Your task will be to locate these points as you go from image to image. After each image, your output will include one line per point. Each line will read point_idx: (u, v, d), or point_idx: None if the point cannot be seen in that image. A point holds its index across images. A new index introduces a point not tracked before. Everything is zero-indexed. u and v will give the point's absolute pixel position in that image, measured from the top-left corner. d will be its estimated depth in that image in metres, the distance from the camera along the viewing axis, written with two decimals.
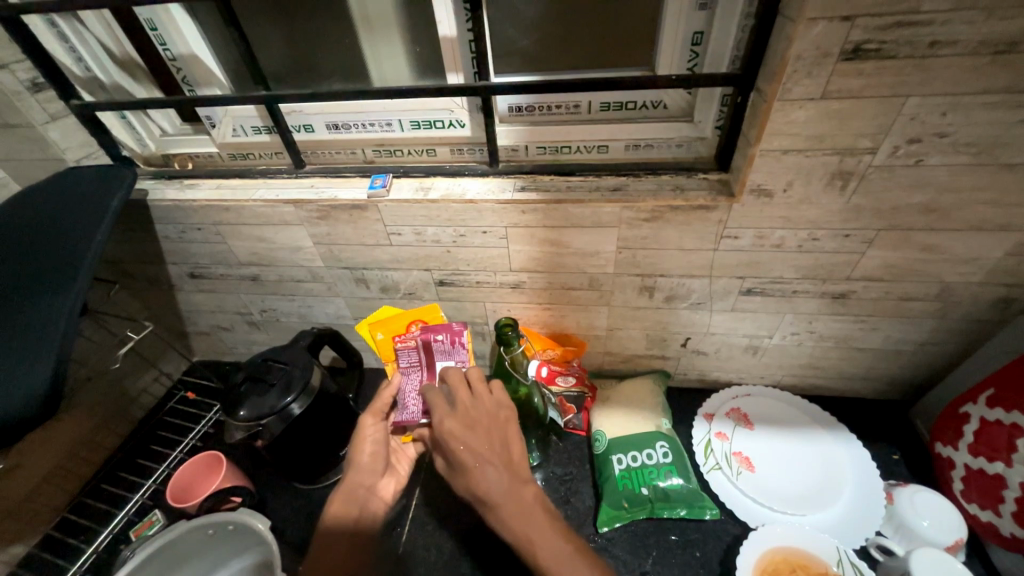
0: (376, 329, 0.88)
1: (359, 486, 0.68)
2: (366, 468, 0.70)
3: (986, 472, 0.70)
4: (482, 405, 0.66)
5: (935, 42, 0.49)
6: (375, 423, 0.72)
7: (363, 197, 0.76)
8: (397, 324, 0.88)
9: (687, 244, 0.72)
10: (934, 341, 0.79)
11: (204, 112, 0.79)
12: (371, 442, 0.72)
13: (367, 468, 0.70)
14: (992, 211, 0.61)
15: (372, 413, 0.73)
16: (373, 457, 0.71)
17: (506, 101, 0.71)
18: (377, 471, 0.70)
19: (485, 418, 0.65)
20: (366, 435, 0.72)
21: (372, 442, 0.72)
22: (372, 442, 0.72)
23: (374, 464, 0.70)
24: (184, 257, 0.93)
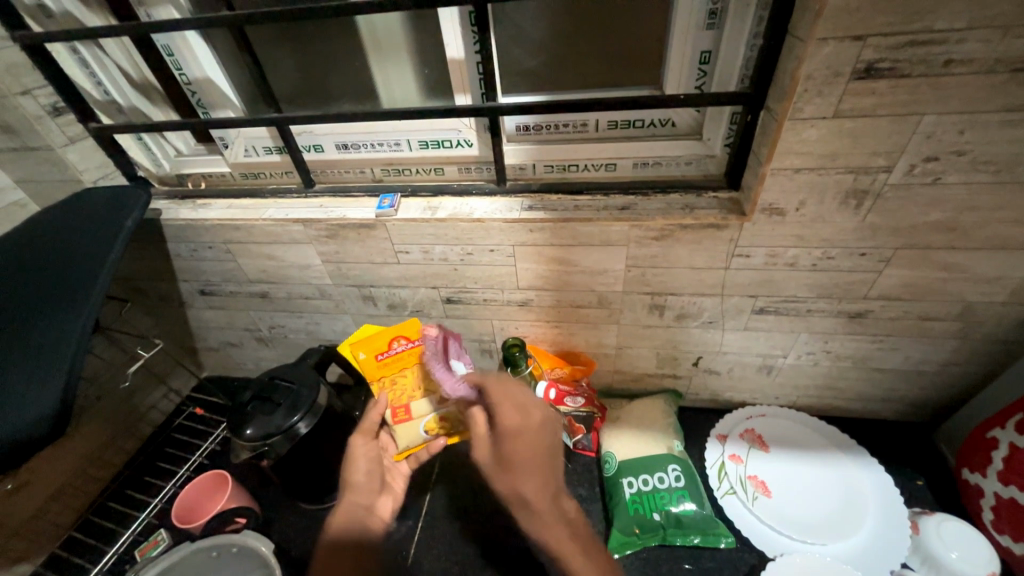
0: (355, 349, 0.82)
1: (359, 504, 0.69)
2: (363, 487, 0.71)
3: (1017, 502, 0.67)
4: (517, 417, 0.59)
5: (950, 61, 0.48)
6: (367, 441, 0.74)
7: (371, 217, 0.76)
8: (378, 342, 0.82)
9: (697, 263, 0.71)
10: (958, 361, 0.76)
11: (217, 134, 0.80)
12: (365, 460, 0.73)
13: (364, 487, 0.71)
14: (1016, 230, 0.59)
15: (362, 432, 0.74)
16: (368, 475, 0.72)
17: (513, 121, 0.72)
18: (375, 490, 0.71)
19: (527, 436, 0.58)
20: (359, 455, 0.73)
21: (365, 462, 0.72)
22: (365, 462, 0.72)
23: (371, 483, 0.71)
24: (195, 274, 0.94)
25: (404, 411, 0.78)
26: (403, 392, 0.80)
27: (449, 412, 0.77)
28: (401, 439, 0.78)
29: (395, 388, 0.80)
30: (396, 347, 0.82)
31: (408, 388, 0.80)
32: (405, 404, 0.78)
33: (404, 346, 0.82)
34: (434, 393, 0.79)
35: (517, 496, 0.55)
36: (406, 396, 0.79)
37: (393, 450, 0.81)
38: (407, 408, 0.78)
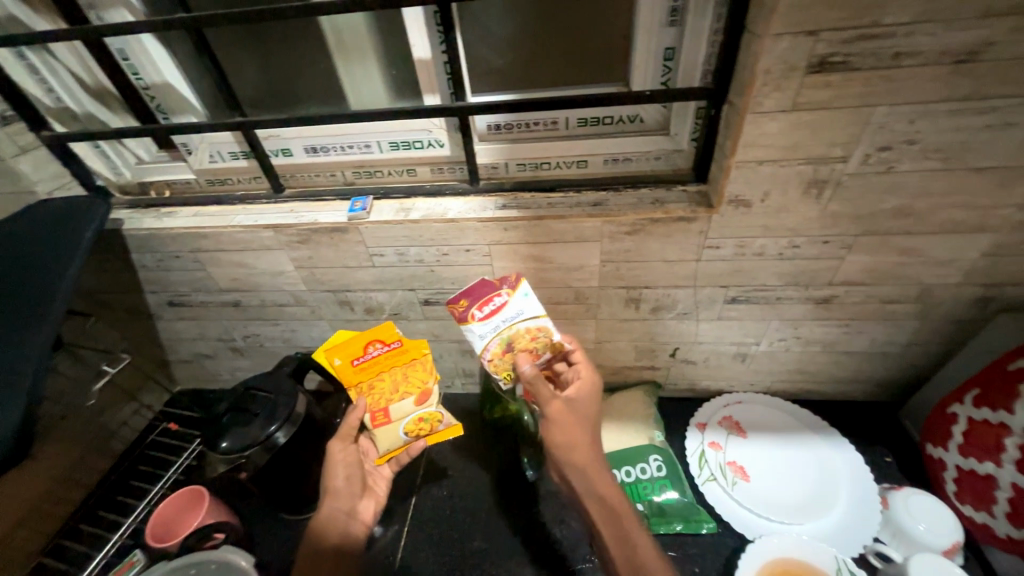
0: (330, 355, 0.80)
1: (338, 510, 0.72)
2: (342, 492, 0.73)
3: (977, 473, 0.70)
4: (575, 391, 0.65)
5: (898, 54, 0.50)
6: (345, 446, 0.74)
7: (343, 220, 0.75)
8: (354, 347, 0.81)
9: (669, 256, 0.72)
10: (919, 341, 0.80)
11: (180, 138, 0.79)
12: (343, 466, 0.73)
13: (343, 492, 0.73)
14: (965, 214, 0.62)
15: (340, 437, 0.74)
16: (347, 481, 0.73)
17: (484, 120, 0.72)
18: (355, 494, 0.74)
19: (587, 406, 0.65)
20: (337, 459, 0.73)
21: (344, 467, 0.73)
22: (344, 467, 0.74)
23: (350, 487, 0.73)
24: (163, 285, 0.91)
25: (384, 414, 0.76)
26: (381, 395, 0.78)
27: (429, 413, 0.77)
28: (380, 443, 0.76)
29: (373, 392, 0.78)
30: (372, 350, 0.80)
31: (386, 392, 0.78)
32: (384, 407, 0.77)
33: (380, 349, 0.81)
34: (414, 394, 0.78)
35: (574, 453, 0.62)
36: (384, 398, 0.77)
37: (374, 454, 0.80)
38: (386, 410, 0.76)
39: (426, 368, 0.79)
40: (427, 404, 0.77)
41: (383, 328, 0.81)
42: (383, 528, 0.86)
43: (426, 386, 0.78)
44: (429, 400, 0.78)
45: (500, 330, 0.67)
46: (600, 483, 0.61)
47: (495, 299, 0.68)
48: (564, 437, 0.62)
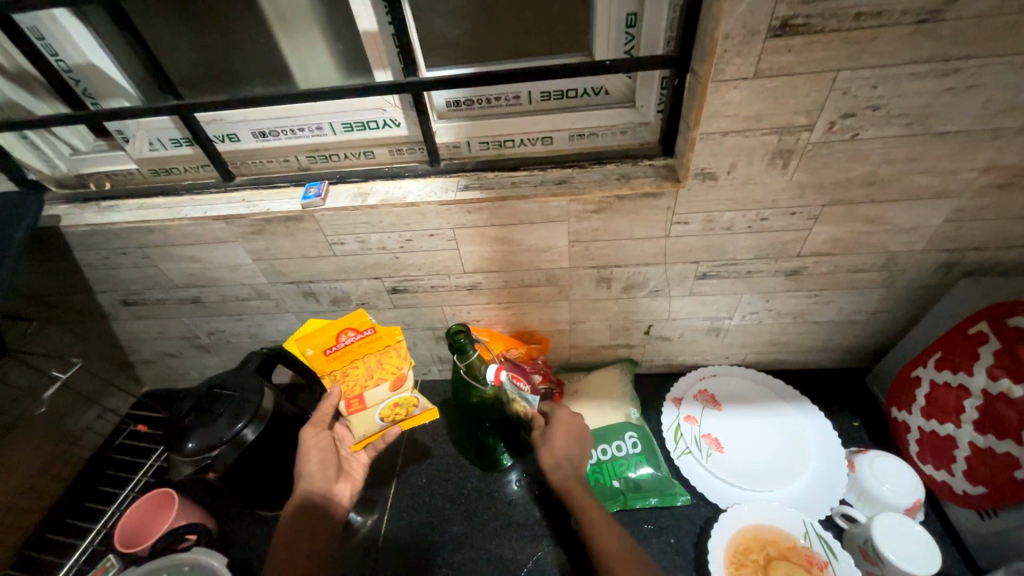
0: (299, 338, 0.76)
1: (314, 494, 0.70)
2: (316, 476, 0.71)
3: (939, 434, 0.72)
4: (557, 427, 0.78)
5: (860, 14, 0.48)
6: (317, 432, 0.74)
7: (297, 208, 0.71)
8: (325, 336, 0.77)
9: (639, 233, 0.71)
10: (885, 308, 0.81)
11: (113, 125, 0.73)
12: (317, 451, 0.73)
13: (317, 476, 0.71)
14: (928, 179, 0.62)
15: (313, 424, 0.74)
16: (322, 465, 0.72)
17: (441, 96, 0.68)
18: (326, 480, 0.72)
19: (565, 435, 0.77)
20: (310, 446, 0.73)
21: (316, 452, 0.73)
22: (316, 453, 0.73)
23: (324, 471, 0.72)
24: (113, 284, 0.87)
25: (359, 400, 0.75)
26: (354, 381, 0.77)
27: (405, 398, 0.75)
28: (356, 429, 0.75)
29: (347, 380, 0.77)
30: (345, 339, 0.77)
31: (361, 378, 0.77)
32: (359, 394, 0.76)
33: (352, 337, 0.78)
34: (388, 379, 0.76)
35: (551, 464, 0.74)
36: (358, 385, 0.76)
37: (350, 440, 0.79)
38: (361, 397, 0.75)
39: (400, 353, 0.78)
40: (403, 389, 0.76)
41: (356, 316, 0.78)
42: (363, 519, 0.86)
43: (400, 371, 0.77)
44: (405, 385, 0.76)
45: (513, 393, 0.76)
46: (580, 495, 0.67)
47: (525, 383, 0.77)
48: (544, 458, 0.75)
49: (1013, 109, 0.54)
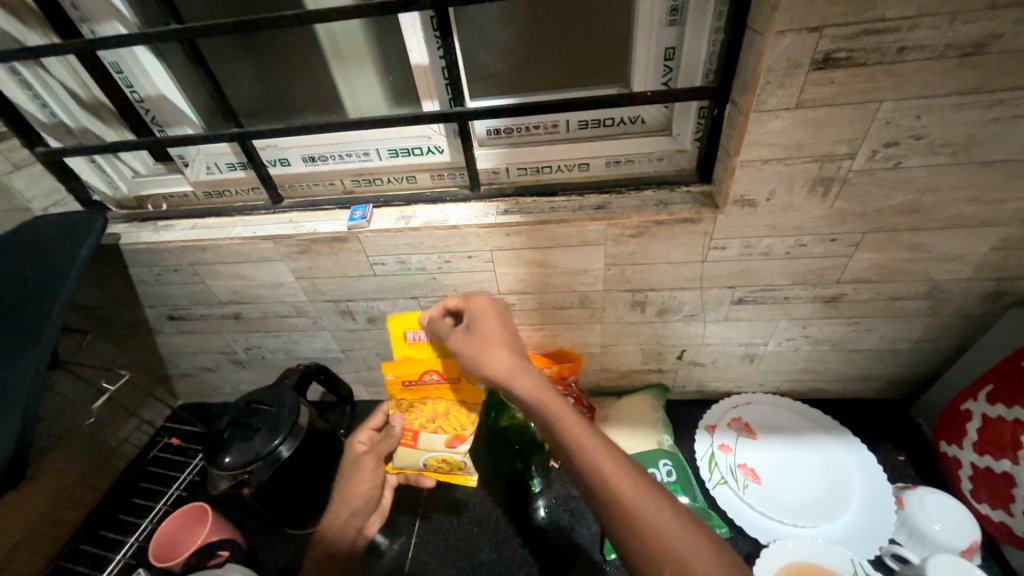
0: (403, 328, 0.75)
1: (349, 530, 0.64)
2: (357, 510, 0.65)
3: (994, 471, 0.68)
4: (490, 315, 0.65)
5: (903, 48, 0.50)
6: (376, 467, 0.68)
7: (343, 229, 0.74)
8: (410, 368, 0.76)
9: (675, 257, 0.72)
10: (928, 338, 0.79)
11: (176, 151, 0.78)
12: (368, 486, 0.67)
13: (358, 511, 0.65)
14: (972, 208, 0.61)
15: (375, 457, 0.68)
16: (367, 500, 0.67)
17: (483, 124, 0.71)
18: (367, 513, 0.67)
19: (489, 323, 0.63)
20: (363, 477, 0.67)
21: (368, 485, 0.67)
22: (369, 484, 0.67)
23: (366, 508, 0.66)
24: (162, 299, 0.91)
25: (412, 437, 0.75)
26: (417, 418, 0.76)
27: (454, 459, 0.73)
28: (398, 459, 0.74)
29: (411, 413, 0.77)
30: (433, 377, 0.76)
31: (424, 417, 0.76)
32: (415, 431, 0.75)
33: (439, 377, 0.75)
34: (447, 433, 0.74)
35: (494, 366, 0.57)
36: (418, 422, 0.76)
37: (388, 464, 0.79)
38: (416, 435, 0.75)
39: (469, 414, 0.75)
40: (456, 449, 0.73)
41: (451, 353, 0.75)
42: (389, 542, 0.85)
43: (462, 432, 0.74)
44: (460, 447, 0.73)
45: None
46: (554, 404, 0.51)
47: None
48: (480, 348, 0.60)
49: None
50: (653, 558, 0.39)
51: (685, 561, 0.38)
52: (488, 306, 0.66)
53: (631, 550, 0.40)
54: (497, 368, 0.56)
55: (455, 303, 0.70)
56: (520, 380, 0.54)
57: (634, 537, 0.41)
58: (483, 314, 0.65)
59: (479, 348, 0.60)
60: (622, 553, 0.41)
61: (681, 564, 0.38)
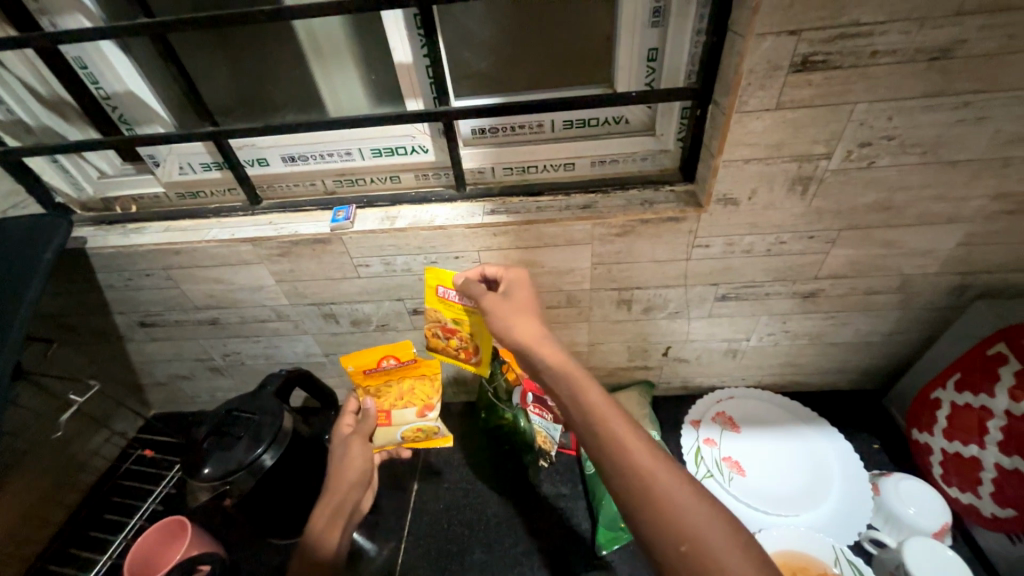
0: (435, 284, 0.69)
1: (343, 506, 0.65)
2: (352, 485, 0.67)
3: (963, 455, 0.72)
4: (520, 288, 0.64)
5: (876, 52, 0.51)
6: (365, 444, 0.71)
7: (326, 231, 0.73)
8: (368, 358, 0.76)
9: (660, 255, 0.72)
10: (900, 330, 0.82)
11: (147, 150, 0.75)
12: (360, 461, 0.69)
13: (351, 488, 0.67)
14: (940, 206, 0.64)
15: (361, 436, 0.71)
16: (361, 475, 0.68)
17: (468, 124, 0.70)
18: (362, 487, 0.68)
19: (519, 295, 0.63)
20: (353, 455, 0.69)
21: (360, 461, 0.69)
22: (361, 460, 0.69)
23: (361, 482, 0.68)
24: (133, 305, 0.87)
25: (386, 416, 0.77)
26: (387, 399, 0.78)
27: (428, 426, 0.76)
28: (376, 441, 0.76)
29: (380, 396, 0.78)
30: (457, 345, 0.74)
31: (392, 397, 0.78)
32: (387, 410, 0.77)
33: (462, 346, 0.74)
34: (418, 405, 0.77)
35: (518, 334, 0.57)
36: (389, 401, 0.78)
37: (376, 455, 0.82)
38: (389, 413, 0.77)
39: (434, 384, 0.79)
40: (428, 417, 0.76)
41: (482, 325, 0.71)
42: (378, 548, 0.83)
43: (431, 401, 0.78)
44: (431, 415, 0.76)
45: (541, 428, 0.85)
46: (581, 376, 0.51)
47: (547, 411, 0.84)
48: (506, 317, 0.60)
49: (1021, 139, 0.57)
50: (662, 526, 0.39)
51: (701, 537, 0.38)
52: (521, 283, 0.65)
53: (638, 518, 0.40)
54: (527, 339, 0.56)
55: (492, 271, 0.67)
56: (545, 348, 0.55)
57: (651, 509, 0.40)
58: (516, 290, 0.64)
59: (509, 320, 0.59)
60: (634, 523, 0.41)
61: (696, 540, 0.37)
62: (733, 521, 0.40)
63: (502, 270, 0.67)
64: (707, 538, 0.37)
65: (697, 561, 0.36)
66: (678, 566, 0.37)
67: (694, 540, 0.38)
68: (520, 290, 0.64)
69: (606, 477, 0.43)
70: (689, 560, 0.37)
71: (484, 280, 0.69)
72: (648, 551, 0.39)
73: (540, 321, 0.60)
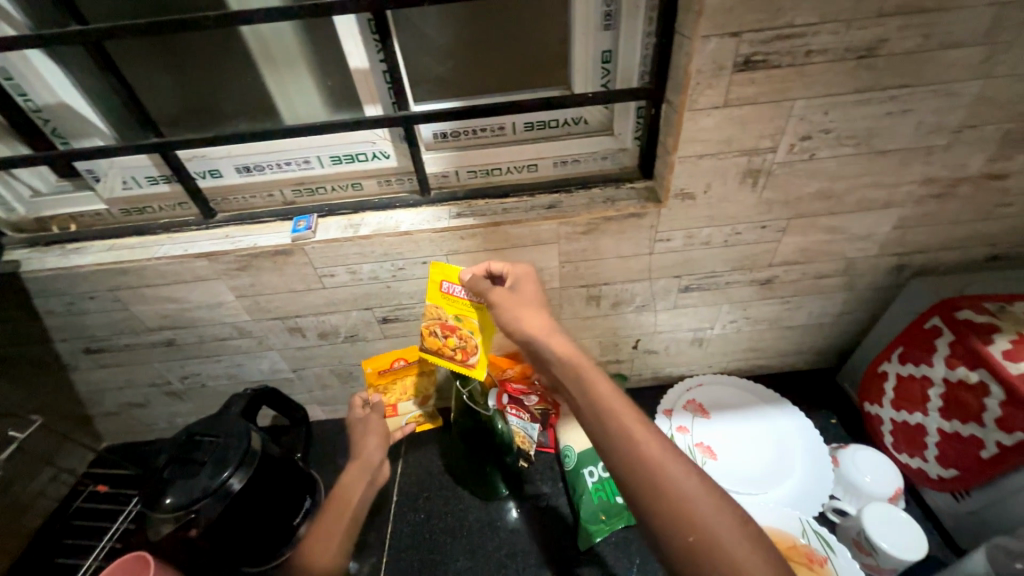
0: (439, 279, 0.68)
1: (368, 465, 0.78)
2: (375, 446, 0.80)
3: (909, 423, 0.77)
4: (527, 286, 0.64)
5: (810, 51, 0.55)
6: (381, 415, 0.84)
7: (287, 242, 0.70)
8: (384, 360, 0.87)
9: (624, 251, 0.74)
10: (848, 311, 0.88)
11: (84, 164, 0.70)
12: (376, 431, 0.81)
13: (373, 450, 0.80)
14: (875, 192, 0.69)
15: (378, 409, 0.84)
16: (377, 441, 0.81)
17: (429, 128, 0.70)
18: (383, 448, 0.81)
19: (526, 291, 0.63)
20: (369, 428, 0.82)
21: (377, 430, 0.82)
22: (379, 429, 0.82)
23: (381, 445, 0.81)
24: (77, 331, 0.81)
25: (392, 408, 0.91)
26: (394, 395, 0.90)
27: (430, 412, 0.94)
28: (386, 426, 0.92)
29: (389, 393, 0.90)
30: (455, 344, 0.71)
31: (398, 392, 0.90)
32: (393, 404, 0.91)
33: (460, 345, 0.71)
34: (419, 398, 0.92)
35: (526, 325, 0.57)
36: (395, 397, 0.90)
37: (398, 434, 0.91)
38: (395, 406, 0.91)
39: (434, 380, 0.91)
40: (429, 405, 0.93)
41: (488, 321, 0.68)
42: (359, 564, 0.81)
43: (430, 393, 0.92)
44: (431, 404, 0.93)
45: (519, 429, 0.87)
46: (588, 367, 0.50)
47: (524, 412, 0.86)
48: (513, 310, 0.59)
49: (940, 129, 0.62)
50: (670, 515, 0.39)
51: (708, 529, 0.38)
52: (529, 279, 0.65)
53: (645, 507, 0.40)
54: (535, 330, 0.55)
55: (498, 267, 0.67)
56: (554, 338, 0.54)
57: (660, 502, 0.40)
58: (525, 286, 0.64)
59: (517, 312, 0.59)
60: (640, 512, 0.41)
61: (704, 530, 0.38)
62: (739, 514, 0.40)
63: (510, 269, 0.67)
64: (714, 530, 0.38)
65: (704, 553, 0.37)
66: (687, 557, 0.38)
67: (701, 531, 0.38)
68: (526, 287, 0.64)
69: (613, 470, 0.43)
70: (697, 552, 0.37)
71: (490, 277, 0.68)
72: (655, 542, 0.39)
73: (548, 313, 0.59)
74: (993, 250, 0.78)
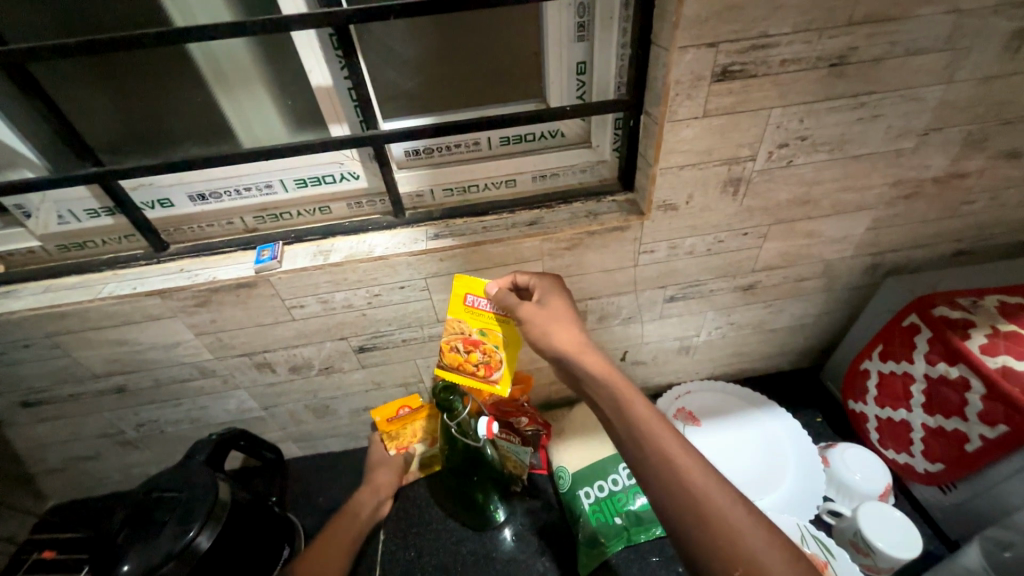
0: (462, 291, 0.64)
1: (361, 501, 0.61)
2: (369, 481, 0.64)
3: (894, 420, 0.78)
4: (553, 293, 0.60)
5: (784, 61, 0.55)
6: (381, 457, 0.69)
7: (250, 273, 0.65)
8: (391, 408, 0.89)
9: (609, 264, 0.73)
10: (827, 310, 0.89)
11: (11, 200, 0.63)
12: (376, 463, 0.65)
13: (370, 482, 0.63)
14: (849, 196, 0.70)
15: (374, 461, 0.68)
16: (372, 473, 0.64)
17: (400, 146, 0.66)
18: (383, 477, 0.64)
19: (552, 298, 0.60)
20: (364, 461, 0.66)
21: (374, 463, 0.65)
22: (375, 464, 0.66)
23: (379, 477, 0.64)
24: (9, 383, 0.72)
25: (405, 450, 0.88)
26: (403, 439, 0.88)
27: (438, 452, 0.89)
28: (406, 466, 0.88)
29: (398, 438, 0.88)
30: (478, 359, 0.65)
31: (408, 436, 0.88)
32: (405, 445, 0.88)
33: (484, 360, 0.65)
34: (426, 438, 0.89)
35: (557, 338, 0.54)
36: (406, 440, 0.88)
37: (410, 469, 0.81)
38: (407, 447, 0.88)
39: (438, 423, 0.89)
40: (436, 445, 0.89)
41: (514, 336, 0.64)
42: None
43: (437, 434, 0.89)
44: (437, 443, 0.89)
45: (510, 455, 0.83)
46: (627, 387, 0.49)
47: (514, 435, 0.83)
48: (540, 322, 0.56)
49: (908, 133, 0.64)
50: (714, 547, 0.39)
51: (758, 563, 0.37)
52: (559, 290, 0.61)
53: (688, 536, 0.40)
54: (565, 345, 0.53)
55: (525, 280, 0.63)
56: (588, 354, 0.52)
57: (706, 532, 0.39)
58: (552, 298, 0.60)
59: (546, 326, 0.56)
60: (682, 541, 0.40)
61: (752, 564, 0.37)
62: (786, 545, 0.39)
63: (535, 278, 0.63)
64: (765, 564, 0.37)
65: None
66: None
67: (750, 564, 0.38)
68: (552, 296, 0.60)
69: (656, 498, 0.42)
70: None
71: (514, 289, 0.64)
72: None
73: (578, 324, 0.57)
74: (958, 246, 0.81)
